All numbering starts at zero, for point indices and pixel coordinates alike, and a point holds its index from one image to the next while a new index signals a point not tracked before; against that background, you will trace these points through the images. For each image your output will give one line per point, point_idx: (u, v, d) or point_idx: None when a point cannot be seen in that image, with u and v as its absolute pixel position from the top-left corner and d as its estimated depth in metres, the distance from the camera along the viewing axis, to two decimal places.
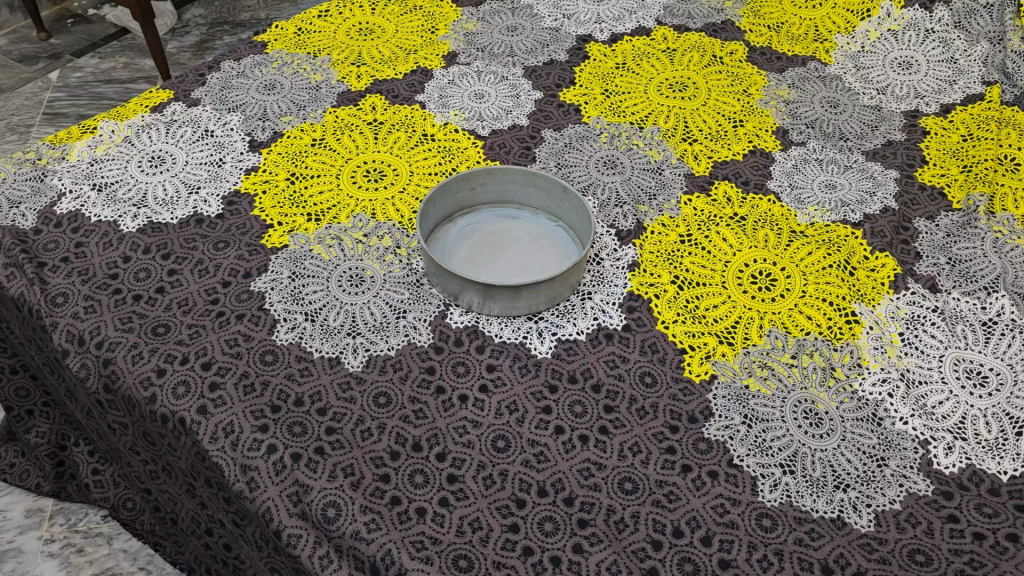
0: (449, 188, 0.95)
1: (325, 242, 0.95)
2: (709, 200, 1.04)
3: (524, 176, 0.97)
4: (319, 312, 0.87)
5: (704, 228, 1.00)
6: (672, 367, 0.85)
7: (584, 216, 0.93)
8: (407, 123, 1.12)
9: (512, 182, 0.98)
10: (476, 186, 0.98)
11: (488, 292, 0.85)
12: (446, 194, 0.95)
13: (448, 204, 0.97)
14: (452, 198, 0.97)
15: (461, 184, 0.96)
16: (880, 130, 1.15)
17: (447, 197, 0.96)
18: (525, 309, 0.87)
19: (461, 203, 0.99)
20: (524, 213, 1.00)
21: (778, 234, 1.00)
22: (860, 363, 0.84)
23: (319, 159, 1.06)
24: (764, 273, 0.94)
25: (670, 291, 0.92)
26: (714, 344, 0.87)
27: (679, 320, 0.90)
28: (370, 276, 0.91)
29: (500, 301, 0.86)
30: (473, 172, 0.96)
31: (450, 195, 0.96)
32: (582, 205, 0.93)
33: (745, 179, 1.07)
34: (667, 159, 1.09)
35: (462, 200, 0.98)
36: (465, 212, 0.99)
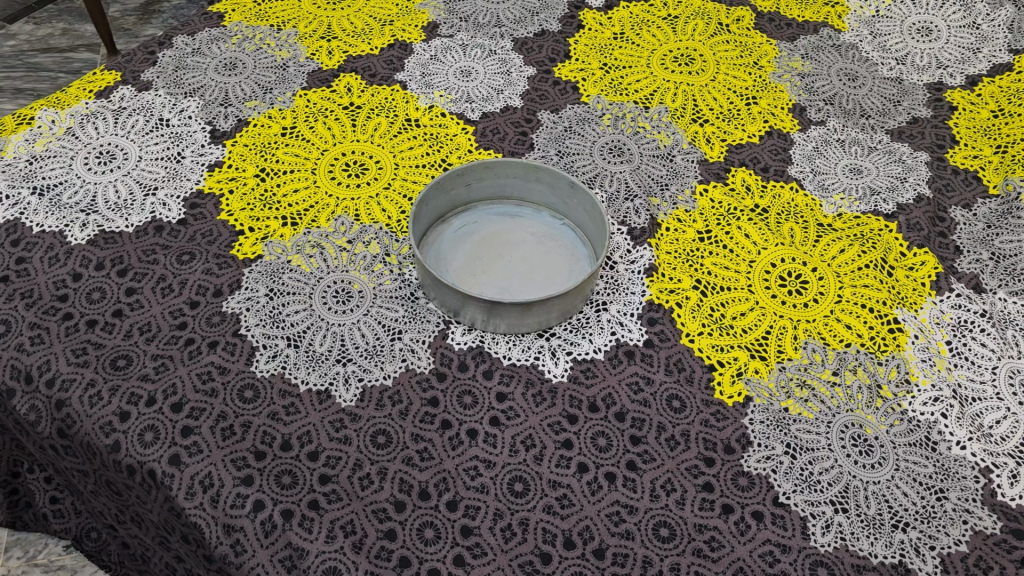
0: (442, 186, 0.84)
1: (304, 251, 0.84)
2: (727, 189, 0.94)
3: (526, 170, 0.86)
4: (303, 335, 0.77)
5: (724, 222, 0.91)
6: (701, 389, 0.77)
7: (596, 216, 0.83)
8: (387, 106, 1.01)
9: (512, 176, 0.88)
10: (471, 181, 0.87)
11: (493, 309, 0.75)
12: (438, 192, 0.84)
13: (441, 202, 0.86)
14: (445, 197, 0.86)
15: (455, 181, 0.85)
16: (903, 105, 1.06)
17: (440, 196, 0.85)
18: (534, 326, 0.78)
19: (455, 201, 0.88)
20: (525, 211, 0.90)
21: (805, 228, 0.91)
22: (908, 379, 0.77)
23: (292, 152, 0.94)
24: (793, 274, 0.86)
25: (693, 298, 0.83)
26: (746, 359, 0.79)
27: (705, 332, 0.81)
28: (359, 291, 0.81)
29: (508, 319, 0.76)
30: (469, 168, 0.85)
31: (443, 194, 0.85)
32: (593, 203, 0.83)
33: (764, 165, 0.97)
34: (678, 143, 0.99)
35: (456, 198, 0.88)
36: (460, 211, 0.89)
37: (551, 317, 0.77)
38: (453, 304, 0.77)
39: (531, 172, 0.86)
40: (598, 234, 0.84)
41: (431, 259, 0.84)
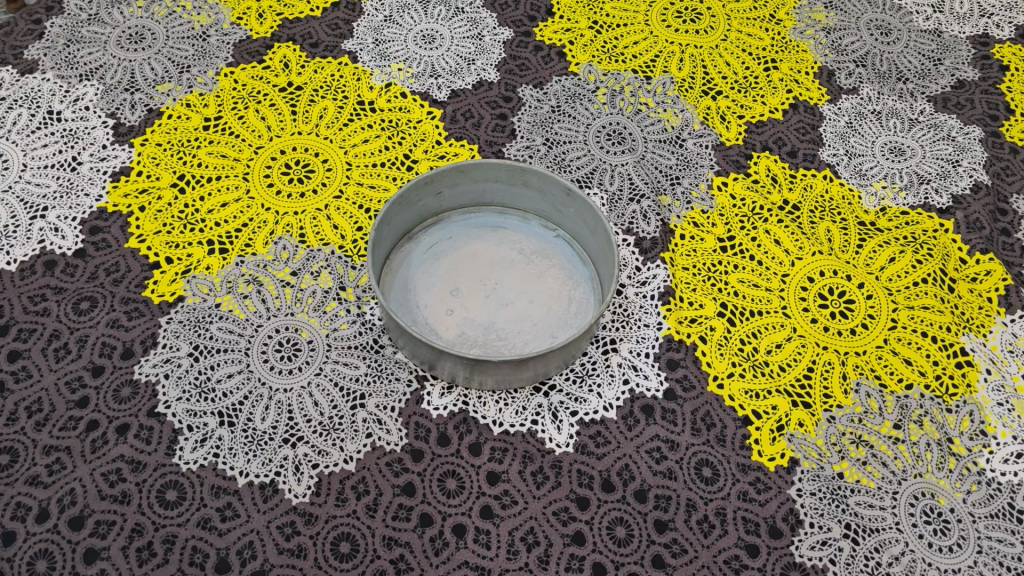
0: (407, 199, 0.68)
1: (237, 289, 0.67)
2: (750, 181, 0.79)
3: (511, 173, 0.70)
4: (239, 409, 0.61)
5: (749, 225, 0.76)
6: (735, 450, 0.63)
7: (599, 230, 0.68)
8: (334, 86, 0.82)
9: (492, 181, 0.71)
10: (442, 190, 0.70)
11: (479, 365, 0.60)
12: (400, 207, 0.68)
13: (407, 217, 0.70)
14: (410, 211, 0.69)
15: (422, 191, 0.69)
16: (945, 65, 0.90)
17: (404, 211, 0.69)
18: (529, 378, 0.62)
19: (423, 214, 0.71)
20: (509, 221, 0.74)
21: (844, 230, 0.76)
22: (984, 430, 0.64)
23: (216, 153, 0.76)
24: (836, 292, 0.71)
25: (720, 330, 0.69)
26: (787, 409, 0.65)
27: (735, 373, 0.67)
28: (308, 342, 0.64)
29: (496, 375, 0.61)
30: (438, 173, 0.68)
31: (407, 208, 0.69)
32: (596, 215, 0.67)
33: (791, 148, 0.82)
34: (688, 123, 0.82)
35: (425, 210, 0.71)
36: (430, 226, 0.72)
37: (551, 368, 0.62)
38: (428, 357, 0.61)
39: (518, 175, 0.69)
40: (601, 253, 0.68)
41: (397, 292, 0.68)
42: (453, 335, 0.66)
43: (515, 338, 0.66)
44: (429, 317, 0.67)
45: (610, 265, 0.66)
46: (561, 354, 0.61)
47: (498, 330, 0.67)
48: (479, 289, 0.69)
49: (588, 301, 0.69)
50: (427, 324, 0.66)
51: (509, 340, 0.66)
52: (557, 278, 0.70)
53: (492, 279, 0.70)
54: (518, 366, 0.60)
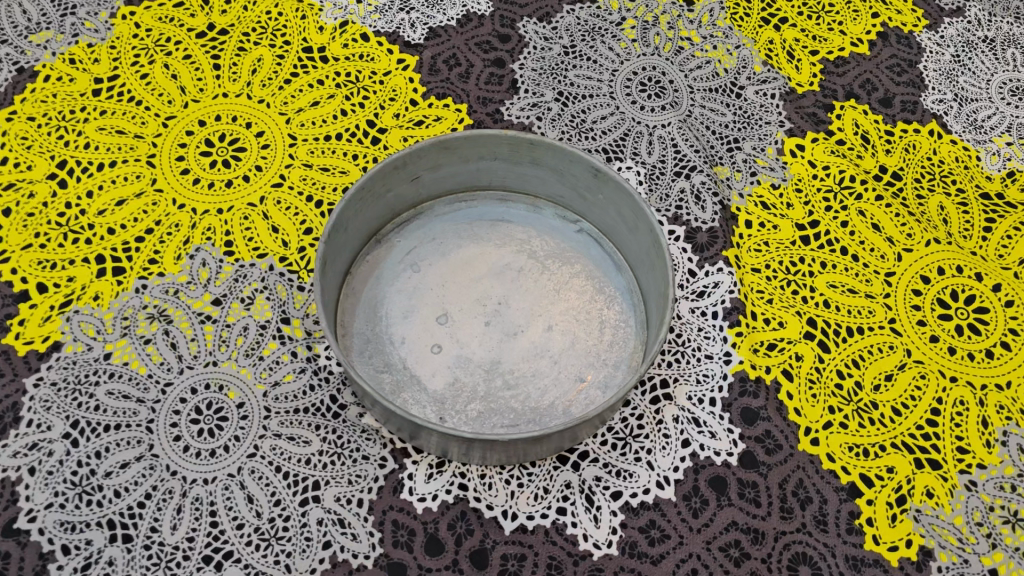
0: (370, 191, 0.48)
1: (135, 330, 0.48)
2: (834, 144, 0.59)
3: (515, 147, 0.50)
4: (137, 517, 0.43)
5: (838, 204, 0.56)
6: (841, 538, 0.45)
7: (641, 228, 0.48)
8: (271, 26, 0.61)
9: (488, 158, 0.51)
10: (420, 173, 0.50)
11: (481, 442, 0.41)
12: (361, 203, 0.48)
13: (372, 214, 0.50)
14: (376, 206, 0.50)
15: (391, 179, 0.49)
16: None
17: (367, 207, 0.49)
18: (551, 449, 0.44)
19: (395, 207, 0.51)
20: (513, 211, 0.54)
21: (964, 207, 0.57)
22: None
23: (109, 127, 0.56)
24: (962, 298, 0.53)
25: (810, 358, 0.50)
26: (911, 472, 0.47)
27: (835, 422, 0.48)
28: (238, 407, 0.46)
29: (503, 449, 0.42)
30: (412, 153, 0.48)
31: (372, 203, 0.49)
32: (637, 207, 0.48)
33: (884, 95, 0.62)
34: (747, 64, 0.62)
35: (397, 202, 0.51)
36: (405, 222, 0.52)
37: (581, 433, 0.44)
38: (407, 427, 0.43)
39: (525, 150, 0.49)
40: (644, 259, 0.49)
41: (361, 321, 0.49)
42: (442, 383, 0.47)
43: (529, 385, 0.47)
44: (408, 356, 0.48)
45: (659, 279, 0.47)
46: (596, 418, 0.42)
47: (505, 373, 0.48)
48: (477, 312, 0.50)
49: (626, 325, 0.50)
50: (405, 368, 0.47)
51: (521, 387, 0.47)
52: (583, 293, 0.51)
53: (494, 296, 0.51)
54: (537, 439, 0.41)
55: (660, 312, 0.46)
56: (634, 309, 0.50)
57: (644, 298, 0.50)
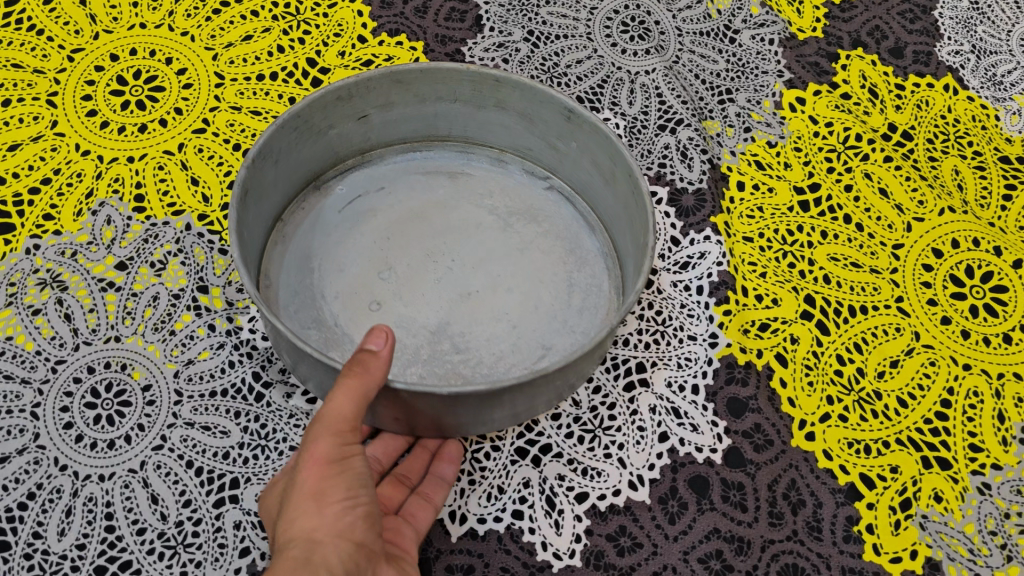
0: (307, 123, 0.41)
1: (23, 300, 0.41)
2: (838, 98, 0.52)
3: (478, 86, 0.43)
4: (17, 521, 0.36)
5: (842, 165, 0.50)
6: (838, 547, 0.40)
7: (619, 178, 0.41)
8: None
9: (448, 100, 0.44)
10: (369, 111, 0.43)
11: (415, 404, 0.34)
12: (296, 139, 0.41)
13: (310, 153, 0.43)
14: (315, 145, 0.43)
15: (334, 113, 0.42)
16: None
17: (305, 144, 0.42)
18: (499, 425, 0.37)
19: (339, 149, 0.45)
20: (474, 166, 0.47)
21: (981, 173, 0.50)
22: None
23: (4, 60, 0.48)
24: (978, 275, 0.47)
25: (807, 340, 0.44)
26: (916, 473, 0.41)
27: (834, 415, 0.42)
28: (143, 390, 0.39)
29: (443, 422, 0.36)
30: (361, 83, 0.41)
31: (310, 141, 0.42)
32: (614, 154, 0.41)
33: (895, 43, 0.55)
34: (743, 4, 0.55)
35: (341, 143, 0.44)
36: (350, 172, 0.46)
37: (535, 407, 0.37)
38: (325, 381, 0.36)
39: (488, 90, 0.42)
40: (620, 214, 0.42)
41: (291, 274, 0.42)
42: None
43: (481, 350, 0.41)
44: (342, 315, 0.41)
45: (637, 234, 0.40)
46: (556, 388, 0.36)
47: (454, 336, 0.41)
48: (427, 269, 0.43)
49: (600, 289, 0.43)
50: (337, 326, 0.41)
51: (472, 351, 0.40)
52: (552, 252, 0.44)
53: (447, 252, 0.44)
54: (484, 412, 0.35)
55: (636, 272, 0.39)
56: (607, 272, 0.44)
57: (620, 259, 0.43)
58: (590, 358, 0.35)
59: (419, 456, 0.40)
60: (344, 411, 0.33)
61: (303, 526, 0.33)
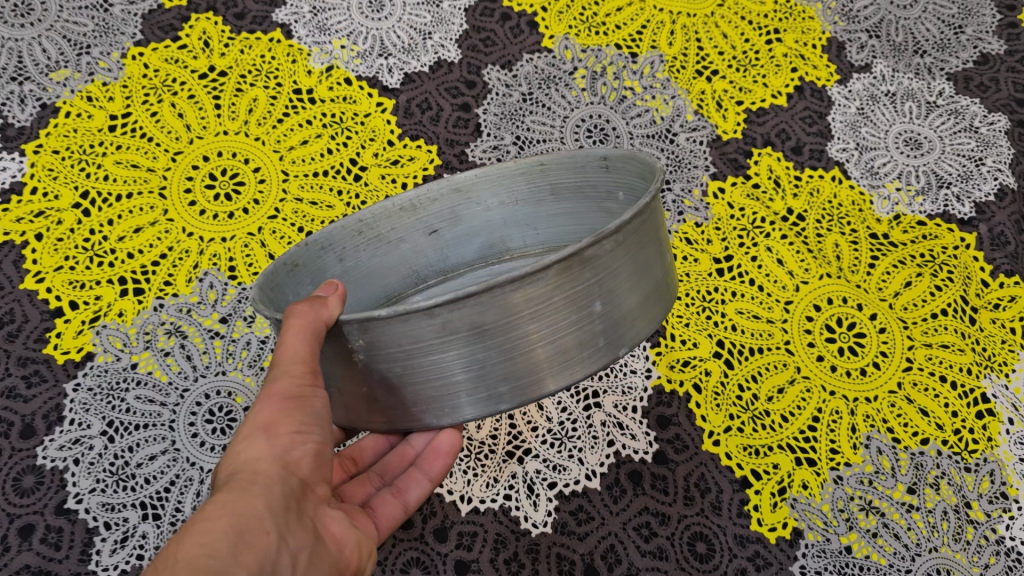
0: (374, 232, 0.48)
1: (156, 345, 0.57)
2: (750, 187, 0.69)
3: (530, 178, 0.49)
4: (164, 499, 0.52)
5: (750, 240, 0.67)
6: (732, 520, 0.56)
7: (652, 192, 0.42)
8: (266, 69, 0.70)
9: (510, 204, 0.51)
10: (438, 225, 0.50)
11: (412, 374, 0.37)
12: (363, 246, 0.48)
13: (385, 263, 0.50)
14: (387, 256, 0.50)
15: (401, 225, 0.49)
16: (967, 34, 0.79)
17: (376, 254, 0.49)
18: (490, 402, 0.39)
19: (418, 266, 0.52)
20: (546, 260, 0.52)
21: (855, 244, 0.67)
22: (1004, 493, 0.58)
23: (126, 161, 0.64)
24: (844, 323, 0.64)
25: (716, 373, 0.61)
26: (790, 468, 0.58)
27: (733, 427, 0.59)
28: (244, 410, 0.56)
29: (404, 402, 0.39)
30: (421, 195, 0.49)
31: (381, 251, 0.50)
32: (645, 170, 0.43)
33: (796, 143, 0.72)
34: (680, 112, 0.72)
35: (416, 257, 0.51)
36: (430, 288, 0.52)
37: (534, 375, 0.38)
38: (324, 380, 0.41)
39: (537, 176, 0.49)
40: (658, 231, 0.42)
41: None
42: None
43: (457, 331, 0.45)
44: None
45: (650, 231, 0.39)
46: (542, 343, 0.37)
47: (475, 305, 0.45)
48: None
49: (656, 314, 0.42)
50: None
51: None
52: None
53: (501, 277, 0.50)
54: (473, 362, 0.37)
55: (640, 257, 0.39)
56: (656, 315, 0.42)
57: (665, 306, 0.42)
58: (565, 312, 0.37)
59: (397, 456, 0.50)
60: (299, 351, 0.37)
61: (247, 457, 0.37)
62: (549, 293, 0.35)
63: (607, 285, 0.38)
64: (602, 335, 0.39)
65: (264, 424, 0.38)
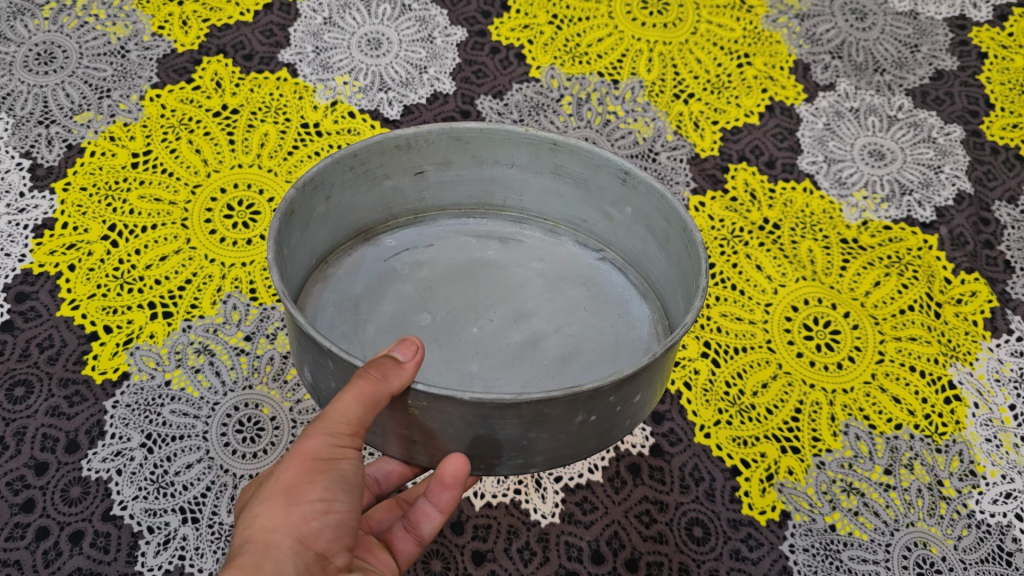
0: (364, 167, 0.52)
1: (186, 362, 0.62)
2: (729, 200, 0.75)
3: (537, 149, 0.54)
4: (202, 504, 0.56)
5: (730, 249, 0.72)
6: (725, 505, 0.61)
7: (672, 242, 0.51)
8: (274, 106, 0.75)
9: (504, 164, 0.56)
10: (425, 167, 0.55)
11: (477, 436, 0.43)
12: (350, 181, 0.52)
13: (366, 197, 0.54)
14: (372, 190, 0.54)
15: (393, 163, 0.53)
16: (922, 53, 0.86)
17: (361, 188, 0.54)
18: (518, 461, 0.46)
19: (395, 203, 0.57)
20: (526, 232, 0.59)
21: (828, 249, 0.73)
22: (973, 470, 0.63)
23: (149, 196, 0.69)
24: (821, 321, 0.69)
25: (703, 371, 0.66)
26: (776, 455, 0.63)
27: (722, 420, 0.64)
28: (271, 419, 0.60)
29: (428, 425, 0.44)
30: (418, 137, 0.52)
31: (367, 184, 0.53)
32: (668, 215, 0.50)
33: (769, 158, 0.78)
34: (661, 133, 0.78)
35: (396, 193, 0.56)
36: (399, 227, 0.58)
37: (558, 448, 0.45)
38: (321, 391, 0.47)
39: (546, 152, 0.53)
40: (673, 276, 0.52)
41: (330, 308, 0.53)
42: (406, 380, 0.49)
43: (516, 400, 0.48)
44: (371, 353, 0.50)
45: (690, 289, 0.49)
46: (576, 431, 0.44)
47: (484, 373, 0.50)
48: (472, 318, 0.53)
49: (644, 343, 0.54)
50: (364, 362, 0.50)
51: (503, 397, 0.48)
52: (600, 323, 0.54)
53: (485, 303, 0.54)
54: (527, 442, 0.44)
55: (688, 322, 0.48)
56: (656, 340, 0.54)
57: (669, 325, 0.54)
58: (611, 406, 0.44)
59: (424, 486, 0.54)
60: (348, 417, 0.41)
61: (264, 524, 0.41)
62: (608, 394, 0.42)
63: (646, 385, 0.45)
64: (627, 419, 0.47)
65: (288, 488, 0.41)
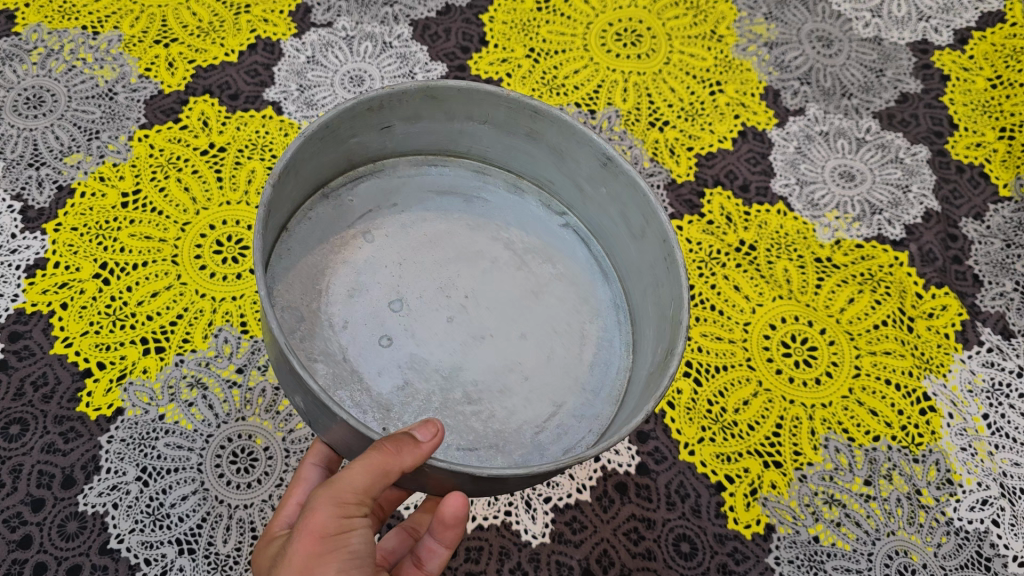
0: (333, 131, 0.49)
1: (180, 397, 0.63)
2: (706, 223, 0.77)
3: (513, 113, 0.51)
4: (197, 535, 0.58)
5: (707, 270, 0.74)
6: (711, 520, 0.63)
7: (648, 236, 0.51)
8: (261, 144, 0.77)
9: (475, 120, 0.53)
10: (393, 122, 0.52)
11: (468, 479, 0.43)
12: (317, 148, 0.49)
13: (331, 155, 0.51)
14: (337, 148, 0.51)
15: (361, 124, 0.51)
16: (887, 76, 0.89)
17: (326, 149, 0.50)
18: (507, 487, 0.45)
19: (357, 156, 0.53)
20: (487, 189, 0.57)
21: (803, 268, 0.75)
22: (949, 478, 0.66)
23: (139, 234, 0.70)
24: (799, 338, 0.71)
25: (686, 390, 0.67)
26: (759, 470, 0.65)
27: (706, 437, 0.65)
28: (264, 449, 0.62)
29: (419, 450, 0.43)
30: (391, 97, 0.50)
31: (332, 145, 0.50)
32: (646, 211, 0.50)
33: (743, 182, 0.80)
34: (638, 160, 0.80)
35: (361, 147, 0.53)
36: (359, 178, 0.54)
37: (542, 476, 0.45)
38: (316, 419, 0.46)
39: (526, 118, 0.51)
40: (645, 266, 0.52)
41: (295, 282, 0.49)
42: (390, 385, 0.48)
43: (494, 402, 0.49)
44: (348, 345, 0.48)
45: (664, 299, 0.49)
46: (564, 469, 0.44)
47: (465, 384, 0.49)
48: (440, 305, 0.52)
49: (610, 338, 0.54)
50: (343, 358, 0.48)
51: (482, 402, 0.49)
52: (566, 306, 0.54)
53: (459, 288, 0.53)
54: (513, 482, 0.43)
55: (661, 338, 0.49)
56: (617, 327, 0.55)
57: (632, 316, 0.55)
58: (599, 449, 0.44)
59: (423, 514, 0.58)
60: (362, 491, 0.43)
61: None
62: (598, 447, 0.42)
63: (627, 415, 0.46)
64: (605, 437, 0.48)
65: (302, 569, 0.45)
